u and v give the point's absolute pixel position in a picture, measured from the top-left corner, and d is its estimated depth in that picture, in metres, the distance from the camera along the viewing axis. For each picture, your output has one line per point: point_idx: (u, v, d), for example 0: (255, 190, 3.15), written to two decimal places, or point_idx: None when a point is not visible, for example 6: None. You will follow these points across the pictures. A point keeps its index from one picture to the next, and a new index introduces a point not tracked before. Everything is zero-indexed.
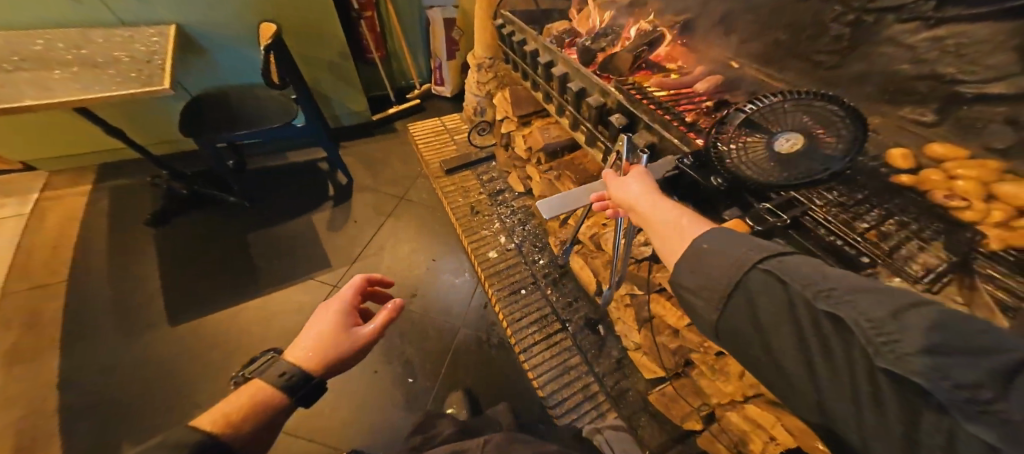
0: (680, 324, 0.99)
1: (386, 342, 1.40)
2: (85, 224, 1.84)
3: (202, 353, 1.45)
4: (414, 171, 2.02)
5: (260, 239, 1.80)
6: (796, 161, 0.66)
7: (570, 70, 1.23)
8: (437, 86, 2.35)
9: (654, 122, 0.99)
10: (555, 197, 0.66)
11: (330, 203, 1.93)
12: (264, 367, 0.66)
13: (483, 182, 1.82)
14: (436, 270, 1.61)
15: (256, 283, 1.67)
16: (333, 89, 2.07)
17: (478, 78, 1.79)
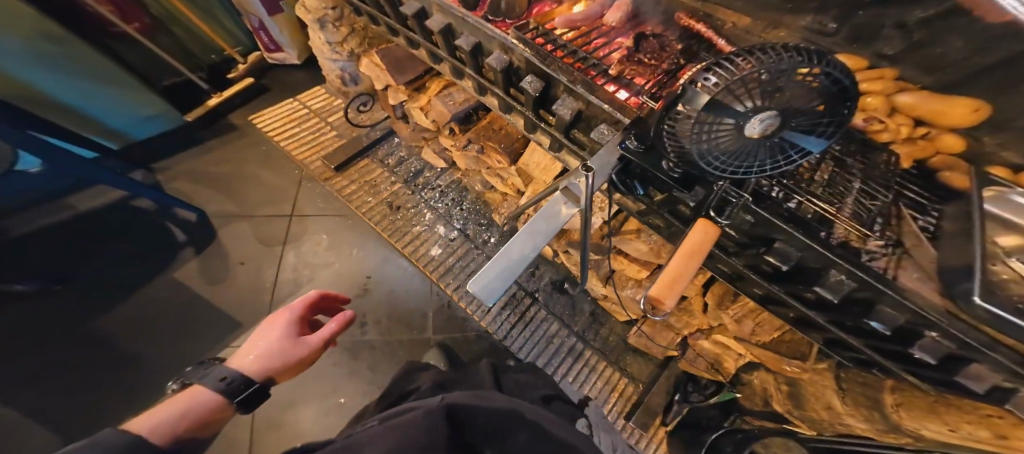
0: (642, 276, 1.12)
1: (360, 379, 1.25)
2: None
3: None
4: (295, 176, 1.63)
5: (121, 322, 1.37)
6: (760, 150, 0.50)
7: (451, 19, 0.87)
8: (275, 53, 1.82)
9: (578, 83, 0.74)
10: (483, 272, 0.50)
11: (190, 251, 1.51)
12: (203, 372, 0.66)
13: (391, 168, 1.54)
14: (379, 284, 1.41)
15: (147, 377, 1.29)
16: (86, 97, 1.46)
17: (329, 38, 1.35)
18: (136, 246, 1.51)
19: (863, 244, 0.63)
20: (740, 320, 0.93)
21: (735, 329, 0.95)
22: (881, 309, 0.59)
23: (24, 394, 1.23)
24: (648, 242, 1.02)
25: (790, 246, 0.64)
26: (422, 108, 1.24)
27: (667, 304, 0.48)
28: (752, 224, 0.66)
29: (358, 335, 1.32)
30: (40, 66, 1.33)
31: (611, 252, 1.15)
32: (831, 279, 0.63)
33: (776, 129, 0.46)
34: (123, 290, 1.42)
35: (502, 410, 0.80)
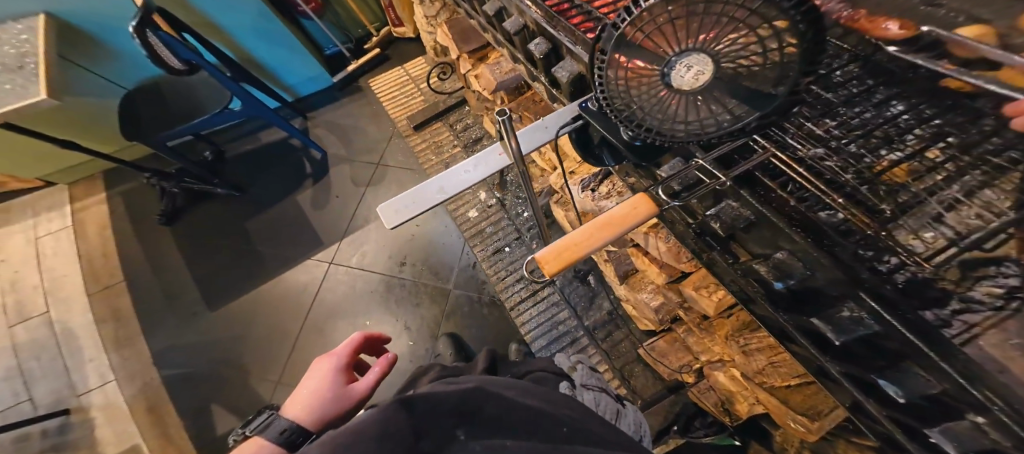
0: (660, 281, 0.84)
1: (389, 307, 1.45)
2: (112, 224, 1.81)
3: (235, 344, 1.52)
4: (386, 132, 1.86)
5: (259, 226, 1.74)
6: (699, 108, 0.39)
7: None
8: (396, 27, 2.08)
9: (578, 42, 0.67)
10: (403, 201, 0.56)
11: (310, 181, 1.82)
12: (267, 419, 0.47)
13: (457, 133, 1.67)
14: (427, 234, 1.55)
15: (264, 268, 1.66)
16: (273, 58, 1.81)
17: (426, 11, 1.48)
18: (282, 173, 1.85)
19: (959, 288, 0.40)
20: (750, 353, 0.70)
21: (742, 362, 0.72)
22: (909, 367, 0.35)
23: (198, 259, 1.71)
24: (666, 241, 0.74)
25: (797, 260, 0.43)
26: (477, 76, 1.32)
27: (548, 270, 0.42)
28: (753, 225, 0.47)
29: (397, 272, 1.51)
30: (253, 34, 1.69)
31: (626, 248, 0.94)
32: (842, 316, 0.40)
33: (710, 80, 0.38)
34: (274, 202, 1.79)
35: (460, 390, 0.44)
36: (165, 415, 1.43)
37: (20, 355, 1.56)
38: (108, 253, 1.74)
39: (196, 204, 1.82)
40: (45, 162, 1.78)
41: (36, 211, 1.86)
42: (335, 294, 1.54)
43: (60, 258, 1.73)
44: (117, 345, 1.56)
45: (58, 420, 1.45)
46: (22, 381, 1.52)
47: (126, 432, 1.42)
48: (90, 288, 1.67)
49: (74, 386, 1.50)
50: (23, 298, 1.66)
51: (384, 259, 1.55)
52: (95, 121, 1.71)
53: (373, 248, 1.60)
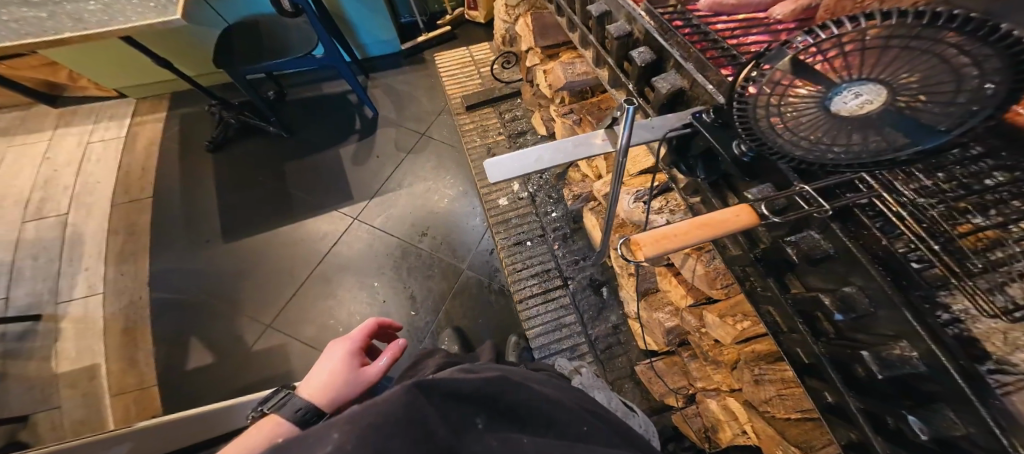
0: (681, 304, 0.82)
1: (397, 274, 1.48)
2: (164, 142, 1.91)
3: (239, 278, 1.54)
4: (438, 107, 1.89)
5: (297, 169, 1.80)
6: (844, 134, 0.38)
7: None
8: (470, 10, 2.11)
9: (690, 59, 0.62)
10: (509, 159, 0.52)
11: (356, 137, 1.86)
12: (282, 399, 0.49)
13: (505, 121, 1.70)
14: (452, 213, 1.58)
15: (292, 213, 1.69)
16: (355, 15, 1.87)
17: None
18: (333, 123, 1.91)
19: (999, 351, 0.35)
20: (761, 383, 0.66)
21: (750, 390, 0.69)
22: (940, 408, 0.33)
23: (234, 187, 1.76)
24: (707, 265, 0.71)
25: (867, 295, 0.38)
26: (546, 71, 1.30)
27: (643, 253, 0.36)
28: (826, 259, 0.42)
29: (416, 241, 1.54)
30: None
31: (659, 265, 0.87)
32: (889, 353, 0.37)
33: (878, 109, 0.36)
34: (316, 150, 1.84)
35: (481, 379, 0.45)
36: (138, 338, 1.42)
37: (18, 252, 1.60)
38: (146, 169, 1.83)
39: (247, 138, 1.91)
40: (131, 71, 1.90)
41: (98, 118, 1.99)
42: (352, 250, 1.56)
43: (104, 163, 1.84)
44: (117, 259, 1.59)
45: (26, 324, 1.44)
46: (8, 278, 1.54)
47: (89, 350, 1.40)
48: (122, 197, 1.74)
49: (57, 293, 1.50)
50: (49, 197, 1.73)
51: (406, 226, 1.58)
52: (189, 43, 1.82)
53: (399, 213, 1.62)
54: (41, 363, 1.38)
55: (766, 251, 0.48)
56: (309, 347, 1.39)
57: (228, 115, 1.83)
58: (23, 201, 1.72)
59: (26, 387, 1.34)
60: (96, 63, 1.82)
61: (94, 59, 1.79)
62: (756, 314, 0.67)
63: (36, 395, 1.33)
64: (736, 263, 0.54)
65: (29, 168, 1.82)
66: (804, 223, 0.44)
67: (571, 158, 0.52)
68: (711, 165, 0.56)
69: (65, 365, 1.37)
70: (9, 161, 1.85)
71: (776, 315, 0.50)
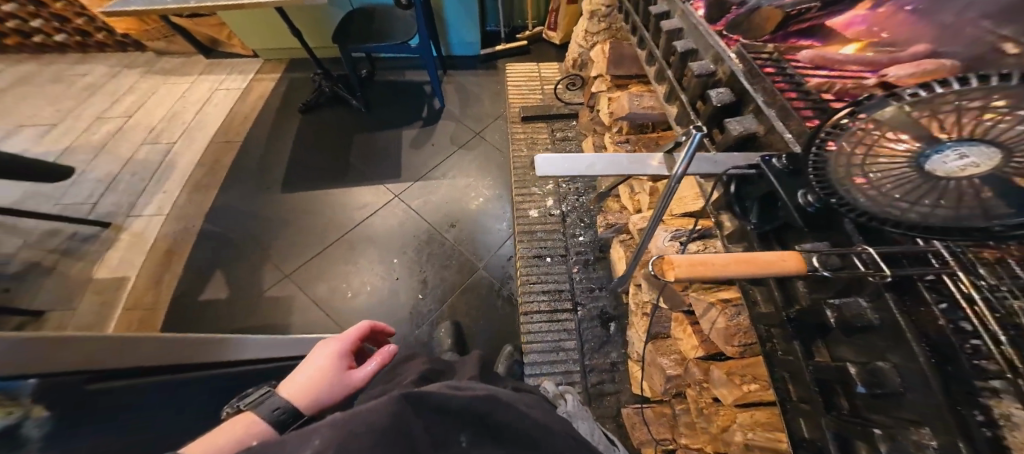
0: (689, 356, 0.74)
1: (415, 257, 1.52)
2: (258, 92, 2.11)
3: (279, 226, 1.64)
4: (497, 113, 1.97)
5: (359, 141, 1.91)
6: (936, 191, 0.37)
7: (686, 26, 0.85)
8: (549, 31, 2.19)
9: (773, 105, 0.62)
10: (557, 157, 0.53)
11: (419, 123, 1.96)
12: (261, 396, 0.49)
13: (555, 139, 1.65)
14: (481, 213, 1.61)
15: (342, 180, 1.78)
16: (449, 17, 2.02)
17: (588, 27, 1.52)
18: (401, 105, 2.04)
19: None
20: (750, 448, 0.62)
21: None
22: None
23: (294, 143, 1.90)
24: (729, 319, 0.65)
25: (900, 373, 0.35)
26: (612, 99, 1.33)
27: (675, 272, 0.36)
28: (867, 330, 0.38)
29: (443, 230, 1.58)
30: None
31: (676, 309, 0.79)
32: (908, 438, 0.33)
33: (985, 174, 0.36)
34: (382, 127, 1.95)
35: (470, 395, 0.42)
36: (174, 260, 1.54)
37: (123, 169, 1.78)
38: (248, 118, 2.00)
39: (332, 105, 2.04)
40: (270, 37, 2.11)
41: (231, 71, 2.21)
42: (384, 224, 1.62)
43: (207, 101, 2.06)
44: (193, 189, 1.74)
45: (95, 229, 1.59)
46: (106, 186, 1.72)
47: (132, 262, 1.52)
48: (206, 133, 1.93)
49: (131, 208, 1.67)
50: (168, 127, 1.95)
51: (438, 214, 1.63)
52: (320, 19, 2.00)
53: (432, 203, 1.67)
54: (92, 265, 1.50)
55: (802, 311, 0.46)
56: (317, 305, 1.43)
57: (326, 85, 1.99)
58: (148, 126, 1.95)
59: (78, 280, 1.47)
60: (252, 27, 2.05)
61: (244, 24, 2.03)
62: (768, 380, 0.64)
63: (80, 287, 1.45)
64: (762, 321, 0.52)
65: (147, 95, 2.08)
66: (855, 288, 0.40)
67: (620, 172, 0.52)
68: (769, 211, 0.53)
69: (109, 271, 1.49)
70: (141, 87, 2.13)
71: (794, 385, 0.47)
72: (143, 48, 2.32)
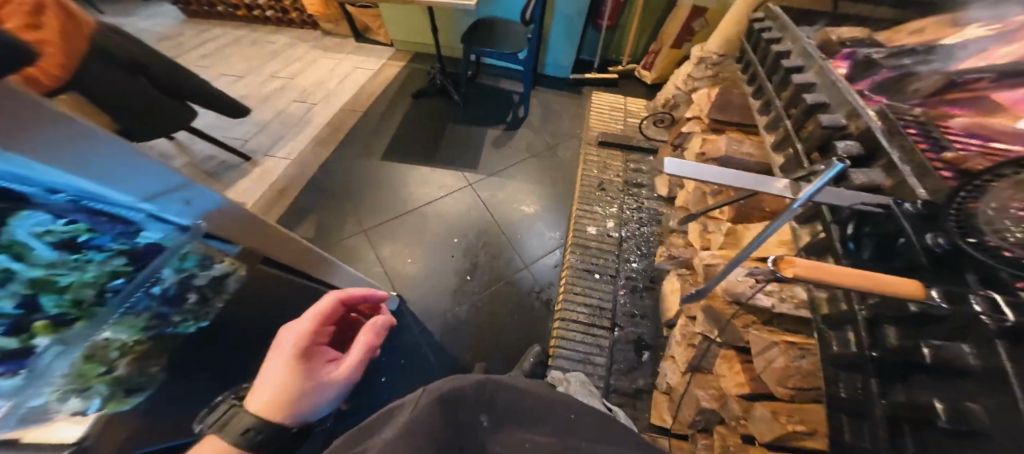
0: (731, 390, 0.77)
1: (470, 242, 1.61)
2: (381, 70, 2.30)
3: (366, 185, 1.79)
4: (574, 132, 2.04)
5: (454, 134, 2.04)
6: None
7: (821, 80, 0.78)
8: (643, 69, 2.27)
9: (912, 161, 0.54)
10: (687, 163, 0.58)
11: (503, 127, 2.10)
12: (229, 415, 0.44)
13: (629, 168, 1.69)
14: (536, 217, 1.68)
15: (429, 162, 1.92)
16: (555, 41, 2.16)
17: (694, 71, 1.56)
18: (492, 105, 2.21)
19: None
20: None
21: None
22: None
23: (389, 114, 2.08)
24: (790, 361, 0.67)
25: (991, 417, 0.35)
26: (704, 139, 1.33)
27: (793, 269, 0.42)
28: (966, 374, 0.38)
29: (502, 224, 1.67)
30: (562, 21, 2.05)
31: (725, 344, 0.82)
32: None
33: None
34: (473, 123, 2.12)
35: (474, 381, 0.48)
36: (282, 198, 1.71)
37: (273, 119, 2.03)
38: (373, 95, 2.17)
39: (438, 97, 2.21)
40: (412, 32, 2.30)
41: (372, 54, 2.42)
42: (454, 208, 1.73)
43: (335, 69, 2.31)
44: (319, 143, 1.93)
45: (234, 159, 1.84)
46: (258, 129, 1.97)
47: (247, 189, 1.73)
48: (329, 95, 2.16)
49: (268, 148, 1.90)
50: (314, 90, 2.19)
51: (501, 209, 1.72)
52: (455, 22, 2.18)
53: (496, 197, 1.76)
54: (220, 186, 1.73)
55: (888, 352, 0.48)
56: (376, 260, 1.55)
57: (439, 79, 2.16)
58: (302, 88, 2.19)
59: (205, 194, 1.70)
60: (401, 22, 2.23)
61: (395, 19, 2.23)
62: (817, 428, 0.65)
63: None
64: (836, 362, 0.54)
65: (296, 57, 2.39)
66: (962, 333, 0.39)
67: (747, 186, 0.55)
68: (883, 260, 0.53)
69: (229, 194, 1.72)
70: (307, 58, 2.39)
71: (849, 426, 0.52)
72: (316, 28, 2.64)
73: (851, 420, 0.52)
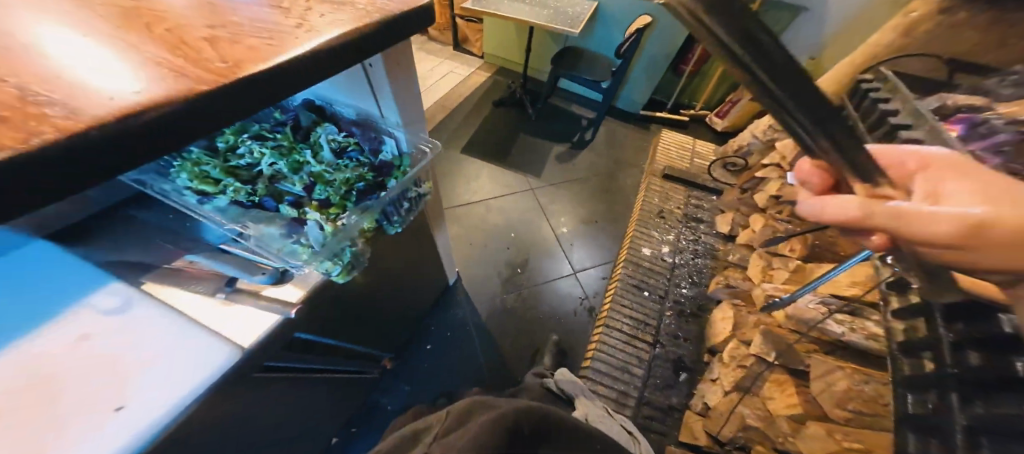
0: (781, 412, 0.86)
1: (527, 239, 1.71)
2: (473, 78, 2.53)
3: (443, 173, 1.96)
4: (638, 162, 2.14)
5: (525, 141, 2.19)
6: None
7: (930, 138, 0.89)
8: (715, 116, 2.37)
9: None
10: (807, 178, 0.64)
11: (567, 145, 2.19)
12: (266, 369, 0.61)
13: (689, 203, 1.77)
14: (591, 230, 1.77)
15: (500, 162, 2.06)
16: (634, 78, 2.28)
17: None
18: (563, 123, 2.33)
19: None
20: None
21: None
22: None
23: (472, 115, 2.29)
24: (854, 384, 0.77)
25: None
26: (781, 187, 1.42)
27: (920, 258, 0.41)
28: None
29: (558, 229, 1.76)
30: (646, 60, 2.20)
31: (773, 367, 0.92)
32: None
33: None
34: (542, 136, 2.23)
35: (517, 407, 0.52)
36: None
37: None
38: (460, 97, 2.39)
39: (515, 108, 2.37)
40: (502, 47, 2.51)
41: (463, 61, 2.66)
42: (516, 206, 1.85)
43: (430, 68, 2.56)
44: None
45: None
46: None
47: None
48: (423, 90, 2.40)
49: None
50: None
51: (559, 215, 1.82)
52: (544, 45, 2.37)
53: (557, 205, 1.87)
54: None
55: (967, 371, 0.52)
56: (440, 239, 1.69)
57: (521, 92, 2.35)
58: None
59: None
60: (496, 36, 2.45)
61: (491, 33, 2.45)
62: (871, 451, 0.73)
63: None
64: (905, 382, 0.61)
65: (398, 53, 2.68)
66: None
67: None
68: None
69: None
70: None
71: (915, 443, 0.56)
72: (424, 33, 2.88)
73: (917, 436, 0.56)
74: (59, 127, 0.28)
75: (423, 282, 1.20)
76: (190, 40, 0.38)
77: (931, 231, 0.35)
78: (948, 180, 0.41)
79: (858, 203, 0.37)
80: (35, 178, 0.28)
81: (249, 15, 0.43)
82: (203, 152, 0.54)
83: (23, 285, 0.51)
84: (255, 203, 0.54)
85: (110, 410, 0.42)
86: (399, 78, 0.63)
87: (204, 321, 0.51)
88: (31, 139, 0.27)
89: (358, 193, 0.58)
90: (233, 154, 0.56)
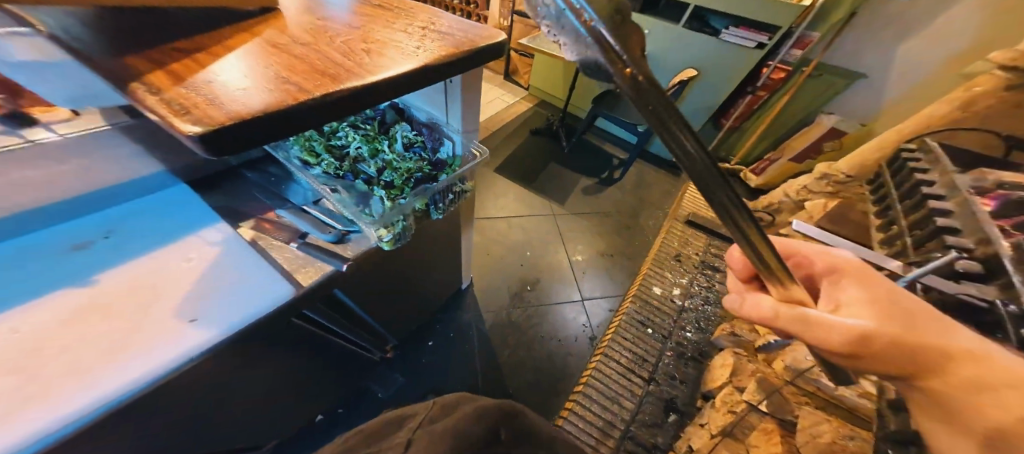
0: None
1: (541, 260, 1.78)
2: (516, 107, 2.73)
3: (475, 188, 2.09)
4: (664, 206, 2.17)
5: (556, 171, 2.30)
6: None
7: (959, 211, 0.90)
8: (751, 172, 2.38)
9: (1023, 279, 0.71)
10: None
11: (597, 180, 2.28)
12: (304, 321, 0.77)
13: (708, 251, 1.77)
14: (604, 263, 1.81)
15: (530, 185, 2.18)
16: None
17: (811, 184, 1.61)
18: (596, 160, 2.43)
19: None
20: None
21: None
22: None
23: (510, 140, 2.44)
24: None
25: None
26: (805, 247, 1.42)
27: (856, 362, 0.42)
28: None
29: (574, 256, 1.83)
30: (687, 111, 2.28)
31: (760, 414, 0.98)
32: None
33: None
34: (576, 167, 2.35)
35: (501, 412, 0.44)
36: None
37: None
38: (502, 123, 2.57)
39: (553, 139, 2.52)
40: (549, 84, 2.71)
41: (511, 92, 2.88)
42: (536, 228, 1.94)
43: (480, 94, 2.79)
44: None
45: None
46: None
47: None
48: None
49: None
50: None
51: (575, 244, 1.89)
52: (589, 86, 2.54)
53: (577, 234, 1.93)
54: None
55: None
56: None
57: (559, 126, 2.50)
58: None
59: None
60: (545, 74, 2.66)
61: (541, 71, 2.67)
62: None
63: None
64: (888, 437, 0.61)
65: None
66: None
67: None
68: None
69: None
70: None
71: None
72: None
73: None
74: (295, 98, 0.48)
75: (436, 279, 1.29)
76: (356, 50, 0.61)
77: (827, 337, 0.43)
78: (846, 288, 0.51)
79: (769, 305, 0.47)
80: (288, 122, 0.48)
81: (389, 37, 0.67)
82: (317, 135, 0.79)
83: (173, 218, 0.73)
84: (338, 175, 0.74)
85: (187, 321, 0.58)
86: (469, 102, 0.85)
87: (276, 268, 0.67)
88: (284, 103, 0.47)
89: (415, 180, 0.78)
90: (335, 136, 0.81)
